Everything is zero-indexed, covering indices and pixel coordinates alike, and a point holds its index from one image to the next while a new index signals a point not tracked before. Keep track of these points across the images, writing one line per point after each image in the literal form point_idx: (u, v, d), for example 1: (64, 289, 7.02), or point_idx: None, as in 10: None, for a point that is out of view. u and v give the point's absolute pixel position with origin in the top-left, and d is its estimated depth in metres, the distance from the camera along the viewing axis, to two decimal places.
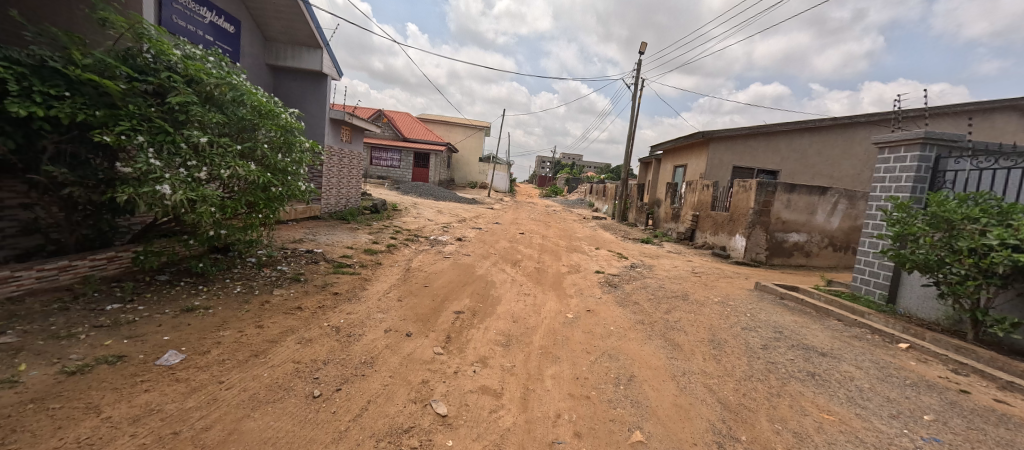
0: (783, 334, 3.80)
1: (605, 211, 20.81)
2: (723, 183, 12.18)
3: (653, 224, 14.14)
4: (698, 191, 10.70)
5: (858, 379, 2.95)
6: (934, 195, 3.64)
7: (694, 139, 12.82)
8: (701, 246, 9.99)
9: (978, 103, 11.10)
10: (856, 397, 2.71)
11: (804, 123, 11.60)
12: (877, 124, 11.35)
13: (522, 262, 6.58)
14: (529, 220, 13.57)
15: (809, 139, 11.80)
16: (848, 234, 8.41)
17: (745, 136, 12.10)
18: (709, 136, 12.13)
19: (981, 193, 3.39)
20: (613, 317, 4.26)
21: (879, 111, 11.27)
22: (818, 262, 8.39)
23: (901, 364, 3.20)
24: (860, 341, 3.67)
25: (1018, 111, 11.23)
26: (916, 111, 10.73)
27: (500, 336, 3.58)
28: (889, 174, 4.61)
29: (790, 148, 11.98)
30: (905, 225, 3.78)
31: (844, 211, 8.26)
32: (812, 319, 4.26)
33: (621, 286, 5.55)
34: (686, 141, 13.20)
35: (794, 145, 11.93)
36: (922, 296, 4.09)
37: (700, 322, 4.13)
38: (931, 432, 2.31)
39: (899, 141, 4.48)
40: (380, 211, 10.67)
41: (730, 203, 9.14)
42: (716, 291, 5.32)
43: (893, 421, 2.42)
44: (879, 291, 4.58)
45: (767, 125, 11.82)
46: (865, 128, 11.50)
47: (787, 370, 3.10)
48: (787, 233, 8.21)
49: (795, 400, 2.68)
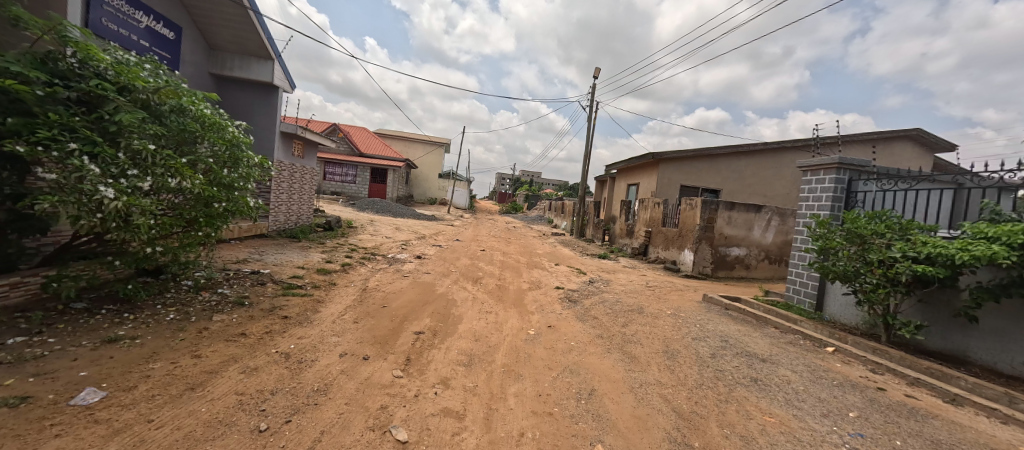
0: (729, 342, 4.08)
1: (564, 226, 21.33)
2: (671, 202, 13.00)
3: (610, 240, 14.68)
4: (649, 208, 11.30)
5: (795, 382, 3.21)
6: (847, 212, 4.13)
7: (645, 160, 13.65)
8: (654, 261, 10.52)
9: (879, 133, 12.79)
10: (792, 399, 2.95)
11: (740, 147, 12.74)
12: (802, 149, 12.69)
13: (483, 279, 6.55)
14: (489, 236, 13.58)
15: (745, 161, 12.96)
16: (780, 248, 9.25)
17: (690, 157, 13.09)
18: (658, 157, 12.98)
19: (885, 211, 3.88)
20: (574, 332, 4.33)
21: (803, 138, 12.62)
22: (757, 274, 9.11)
23: (828, 366, 3.54)
24: (794, 346, 4.02)
25: (910, 140, 13.11)
26: (832, 139, 12.15)
27: (462, 355, 3.52)
28: (812, 194, 5.15)
29: (729, 169, 13.08)
30: (826, 239, 4.24)
31: (777, 227, 9.08)
32: (753, 328, 4.60)
33: (580, 301, 5.67)
34: (638, 161, 14.02)
35: (732, 167, 13.04)
36: (844, 303, 4.56)
37: (655, 334, 4.31)
38: (856, 427, 2.60)
39: (818, 165, 5.03)
40: (334, 228, 10.20)
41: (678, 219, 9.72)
42: (668, 304, 5.59)
43: (825, 420, 2.68)
44: (808, 300, 5.04)
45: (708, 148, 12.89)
46: (792, 153, 12.80)
47: (733, 376, 3.31)
48: (729, 247, 8.86)
49: (741, 405, 2.87)
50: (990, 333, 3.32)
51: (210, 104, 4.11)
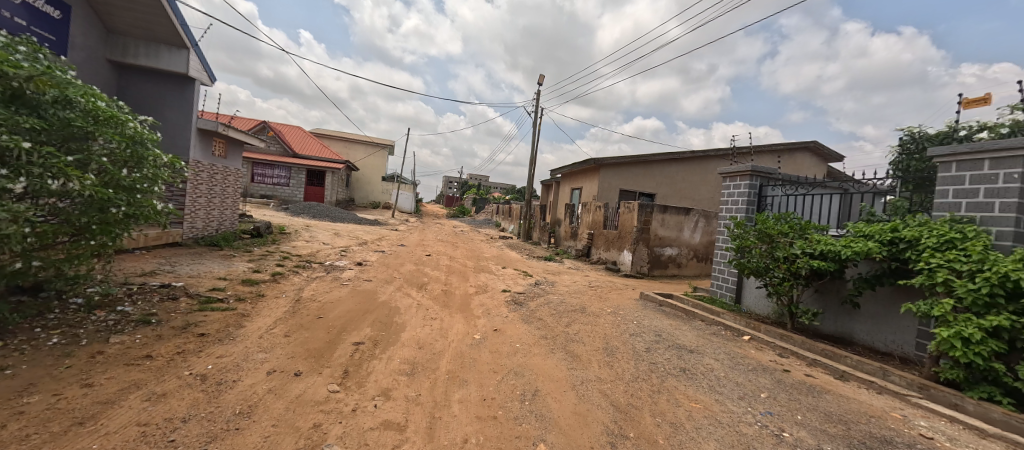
0: (662, 336, 4.39)
1: (511, 230, 21.57)
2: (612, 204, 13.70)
3: (555, 242, 15.11)
4: (591, 211, 11.82)
5: (717, 370, 3.53)
6: (759, 215, 4.64)
7: (588, 165, 14.28)
8: (597, 262, 11.01)
9: (785, 144, 14.54)
10: (715, 385, 3.25)
11: (672, 155, 13.80)
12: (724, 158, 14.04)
13: (428, 285, 6.41)
14: (436, 241, 13.34)
15: (676, 167, 14.04)
16: (707, 247, 10.14)
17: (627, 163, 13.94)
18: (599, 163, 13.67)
19: (789, 213, 4.42)
20: (519, 334, 4.39)
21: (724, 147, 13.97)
22: (687, 272, 9.90)
23: (745, 353, 3.94)
24: (716, 337, 4.43)
25: (809, 151, 15.06)
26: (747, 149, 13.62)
27: (405, 364, 3.42)
28: (730, 198, 5.72)
29: (662, 175, 14.11)
30: (742, 238, 4.74)
31: (703, 228, 9.94)
32: (683, 321, 4.98)
33: (526, 303, 5.76)
34: (581, 166, 14.63)
35: (665, 172, 14.07)
36: (758, 296, 5.09)
37: (596, 333, 4.51)
38: (765, 406, 2.92)
39: (735, 172, 5.60)
40: (263, 234, 9.40)
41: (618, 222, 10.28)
42: (608, 303, 5.88)
43: (741, 402, 2.98)
44: (729, 294, 5.57)
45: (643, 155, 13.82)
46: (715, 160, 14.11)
47: (665, 368, 3.56)
48: (662, 247, 9.52)
49: (671, 394, 3.09)
50: (868, 317, 3.88)
51: (105, 94, 3.59)
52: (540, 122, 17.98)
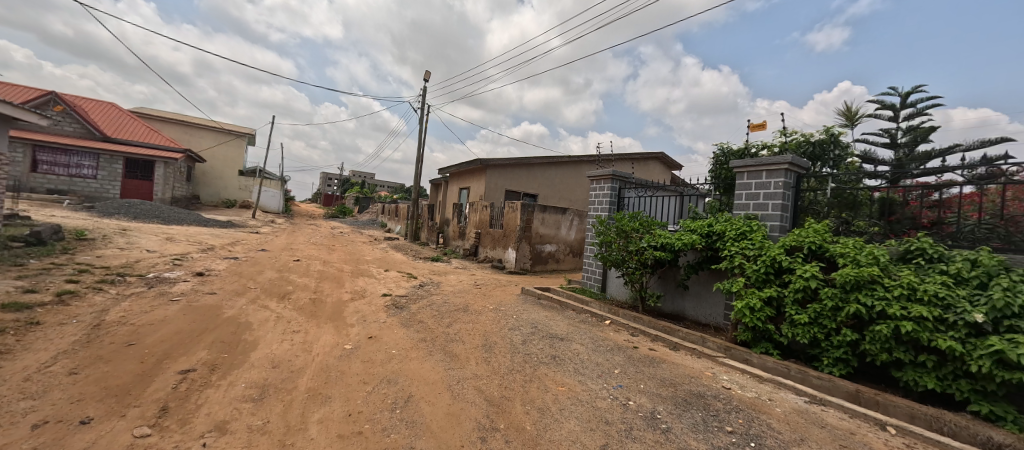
0: (537, 327, 4.68)
1: (398, 230, 20.63)
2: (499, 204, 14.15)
3: (444, 242, 14.98)
4: (478, 210, 12.05)
5: (582, 353, 3.91)
6: (618, 214, 5.33)
7: (474, 166, 14.57)
8: (484, 260, 11.28)
9: (641, 154, 17.07)
10: (579, 367, 3.58)
11: (552, 159, 14.97)
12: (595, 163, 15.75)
13: (293, 294, 5.67)
14: (308, 244, 11.93)
15: (556, 171, 15.27)
16: (581, 243, 11.25)
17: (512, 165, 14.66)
18: (486, 164, 14.09)
19: (640, 212, 5.16)
20: (395, 340, 4.18)
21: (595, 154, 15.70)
22: (565, 266, 10.83)
23: (605, 335, 4.46)
24: (584, 323, 4.92)
25: (658, 161, 17.95)
26: (613, 157, 15.56)
27: (252, 388, 2.94)
28: (597, 199, 6.41)
29: (544, 177, 15.14)
30: (605, 234, 5.38)
31: (578, 226, 11.01)
32: (557, 312, 5.42)
33: (408, 306, 5.55)
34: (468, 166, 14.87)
35: (547, 175, 15.18)
36: (618, 284, 5.84)
37: (475, 330, 4.57)
38: (617, 381, 3.34)
39: (600, 176, 6.30)
40: (48, 242, 7.09)
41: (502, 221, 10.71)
42: (491, 300, 6.03)
43: (599, 380, 3.35)
44: (597, 284, 6.25)
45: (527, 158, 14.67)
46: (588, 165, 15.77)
47: (537, 357, 3.80)
48: (543, 244, 10.25)
49: (541, 381, 3.30)
50: (694, 296, 4.77)
51: None
52: (427, 120, 17.59)
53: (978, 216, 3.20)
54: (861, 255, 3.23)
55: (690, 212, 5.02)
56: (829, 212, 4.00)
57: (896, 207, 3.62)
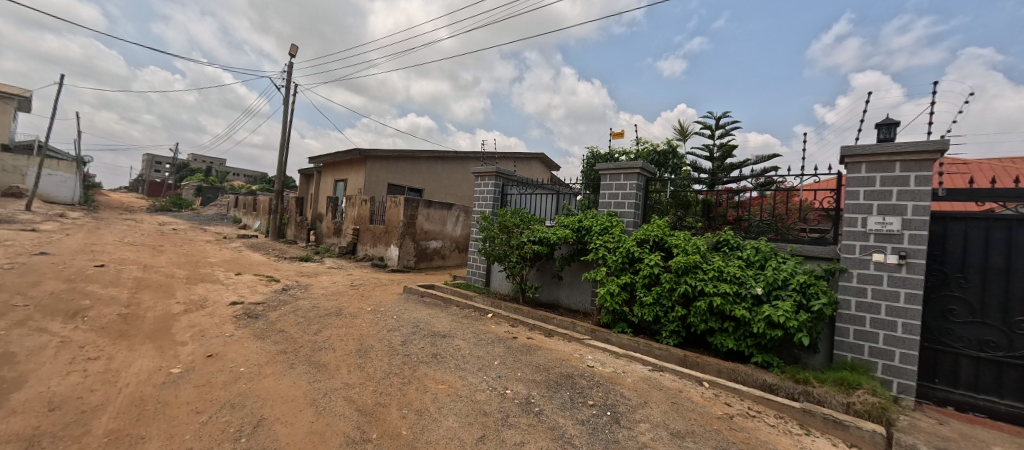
0: (419, 326, 4.55)
1: (258, 227, 17.72)
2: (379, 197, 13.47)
3: (316, 240, 13.45)
4: (356, 205, 11.18)
5: (463, 348, 3.94)
6: (501, 210, 5.53)
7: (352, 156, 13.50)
8: (363, 259, 10.51)
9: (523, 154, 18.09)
10: (459, 363, 3.59)
11: (438, 154, 14.76)
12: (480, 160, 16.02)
13: (91, 310, 4.35)
14: (123, 245, 9.34)
15: (442, 166, 15.10)
16: (466, 239, 11.37)
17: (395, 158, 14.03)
18: (365, 155, 13.22)
19: (521, 208, 5.44)
20: (245, 355, 3.56)
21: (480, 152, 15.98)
22: (451, 262, 10.83)
23: (487, 329, 4.58)
24: (467, 318, 4.98)
25: (539, 161, 19.25)
26: (497, 154, 16.10)
27: (9, 444, 2.13)
28: (481, 195, 6.53)
29: (430, 172, 14.84)
30: (489, 230, 5.54)
31: (463, 222, 11.11)
32: (440, 309, 5.38)
33: (265, 315, 4.80)
34: (344, 156, 13.69)
35: (433, 170, 14.90)
36: (500, 278, 6.07)
37: (349, 335, 4.20)
38: (496, 371, 3.46)
39: (484, 173, 6.43)
40: None
41: (384, 217, 10.15)
42: (369, 301, 5.64)
43: (479, 372, 3.41)
44: (480, 279, 6.39)
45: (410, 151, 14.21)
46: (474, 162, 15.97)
47: (417, 357, 3.69)
48: (428, 240, 10.06)
49: (420, 381, 3.20)
50: (567, 286, 5.25)
51: None
52: (294, 102, 15.44)
53: (762, 214, 4.20)
54: (689, 245, 3.96)
55: (564, 210, 5.50)
56: (669, 210, 4.80)
57: (713, 207, 4.49)
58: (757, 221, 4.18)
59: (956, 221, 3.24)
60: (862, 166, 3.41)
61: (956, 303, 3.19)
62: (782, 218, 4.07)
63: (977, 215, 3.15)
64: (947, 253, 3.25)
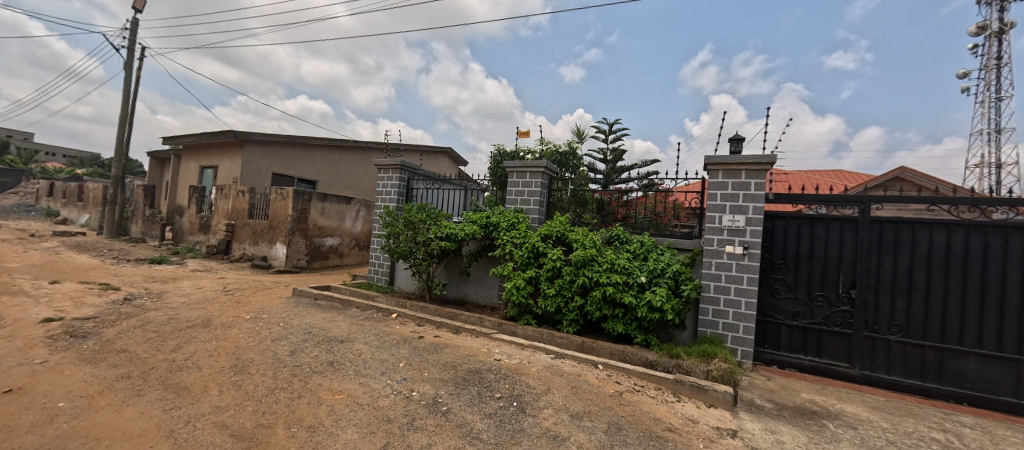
0: (312, 333, 4.12)
1: (86, 222, 13.98)
2: (256, 189, 12.02)
3: (174, 238, 11.20)
4: (231, 198, 9.64)
5: (364, 353, 3.69)
6: (405, 205, 5.28)
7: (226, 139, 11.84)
8: (239, 259, 9.10)
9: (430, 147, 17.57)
10: (360, 369, 3.35)
11: (334, 142, 13.47)
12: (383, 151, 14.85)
13: None
14: None
15: (339, 155, 13.82)
16: (368, 236, 10.61)
17: (282, 144, 12.59)
18: (242, 138, 11.72)
19: (427, 204, 5.28)
20: (66, 386, 2.78)
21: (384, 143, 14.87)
22: (350, 261, 10.02)
23: (391, 330, 4.37)
24: (368, 320, 4.68)
25: (447, 156, 18.87)
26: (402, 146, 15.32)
27: None
28: (385, 189, 6.15)
29: (324, 161, 13.48)
30: (393, 226, 5.26)
31: (364, 217, 10.35)
32: (337, 312, 4.97)
33: (97, 332, 3.83)
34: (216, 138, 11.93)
35: (328, 159, 13.57)
36: (405, 276, 5.83)
37: (221, 349, 3.59)
38: (401, 374, 3.32)
39: (388, 165, 6.08)
40: None
41: (268, 211, 8.95)
42: (248, 308, 4.91)
43: (382, 377, 3.23)
44: (384, 278, 6.05)
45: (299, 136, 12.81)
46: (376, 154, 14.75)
47: (310, 367, 3.33)
48: (323, 237, 9.16)
49: (313, 394, 2.89)
50: (475, 281, 5.29)
51: None
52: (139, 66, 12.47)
53: (645, 212, 4.79)
54: (586, 240, 4.30)
55: (472, 205, 5.49)
56: (569, 208, 5.17)
57: (606, 205, 4.97)
58: (641, 219, 4.75)
59: (780, 219, 4.15)
60: (719, 173, 4.13)
61: (779, 283, 4.10)
62: (661, 216, 4.70)
63: (793, 215, 4.08)
64: (774, 245, 4.14)
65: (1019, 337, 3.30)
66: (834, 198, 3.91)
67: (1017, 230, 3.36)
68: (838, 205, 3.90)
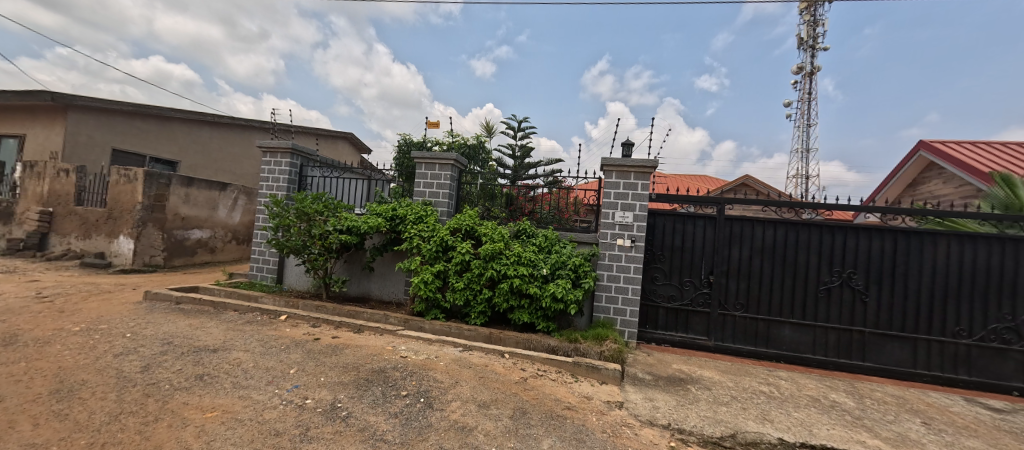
0: (172, 343, 3.46)
1: None
2: (90, 171, 9.89)
3: None
4: (48, 179, 7.56)
5: (245, 362, 3.23)
6: (297, 194, 4.74)
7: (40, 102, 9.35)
8: (61, 256, 7.19)
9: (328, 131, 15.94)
10: (239, 380, 2.92)
11: (201, 115, 11.33)
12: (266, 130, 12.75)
13: None
14: None
15: (208, 132, 11.68)
16: (249, 228, 9.17)
17: (125, 114, 10.28)
18: (63, 102, 9.34)
19: (324, 194, 4.81)
20: None
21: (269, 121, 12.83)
22: (225, 257, 8.60)
23: (279, 334, 3.91)
24: (249, 325, 4.11)
25: (348, 141, 17.32)
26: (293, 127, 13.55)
27: None
28: (271, 175, 5.41)
29: (189, 138, 11.32)
30: (281, 217, 4.68)
31: (244, 207, 8.93)
32: (209, 317, 4.26)
33: None
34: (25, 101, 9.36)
35: (192, 136, 11.39)
36: (297, 273, 5.25)
37: (32, 372, 2.78)
38: (292, 381, 2.99)
39: (276, 147, 5.34)
40: None
41: (107, 196, 7.20)
42: (77, 318, 3.91)
43: (268, 387, 2.87)
44: (270, 275, 5.36)
45: (150, 105, 10.63)
46: (259, 133, 12.67)
47: (171, 384, 2.78)
48: (187, 230, 7.70)
49: (176, 415, 2.42)
50: (379, 277, 5.02)
51: None
52: None
53: (549, 207, 5.09)
54: (495, 234, 4.40)
55: (376, 196, 5.16)
56: (478, 201, 5.23)
57: (514, 200, 5.15)
58: (546, 214, 5.04)
59: (660, 216, 4.79)
60: (613, 174, 4.59)
61: (658, 271, 4.75)
62: (564, 211, 5.04)
63: (670, 213, 4.75)
64: (655, 238, 4.77)
65: (814, 308, 4.40)
66: (700, 199, 4.66)
67: (815, 227, 4.46)
68: (703, 205, 4.67)
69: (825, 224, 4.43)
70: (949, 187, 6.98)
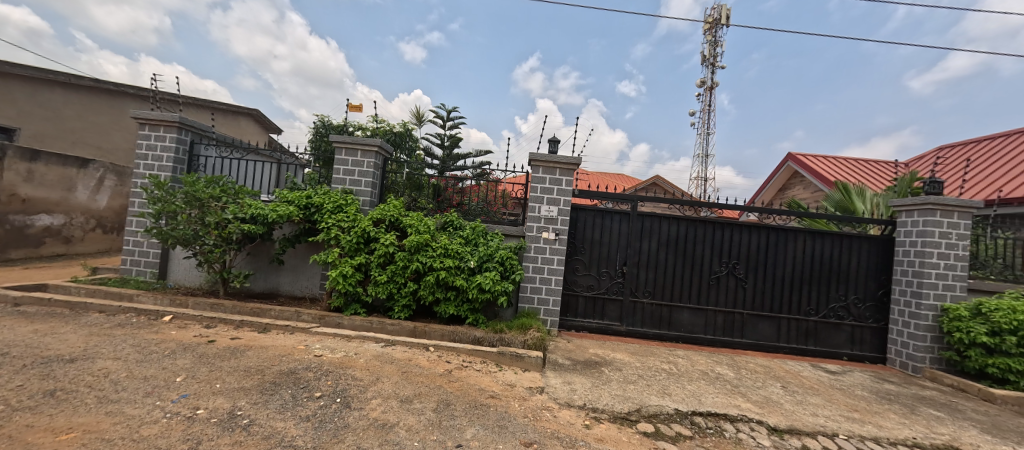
0: (8, 354, 2.80)
1: None
2: None
3: None
4: None
5: (114, 372, 2.74)
6: (187, 176, 4.10)
7: None
8: None
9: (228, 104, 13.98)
10: (108, 394, 2.47)
11: (48, 73, 9.38)
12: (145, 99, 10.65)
13: None
14: None
15: (63, 96, 9.72)
16: (119, 214, 7.71)
17: None
18: None
19: (221, 177, 4.24)
20: None
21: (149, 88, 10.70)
22: (86, 249, 7.13)
23: (162, 338, 3.38)
24: (121, 329, 3.48)
25: (253, 118, 15.34)
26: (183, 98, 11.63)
27: None
28: (151, 152, 4.60)
29: (33, 101, 9.41)
30: (165, 203, 4.02)
31: (112, 188, 7.46)
32: (63, 321, 3.52)
33: None
34: None
35: (38, 100, 9.48)
36: (186, 268, 4.58)
37: None
38: (180, 391, 2.61)
39: (158, 120, 4.54)
40: None
41: None
42: None
43: (147, 399, 2.48)
44: (150, 270, 4.58)
45: None
46: (133, 101, 10.50)
47: (8, 403, 2.25)
48: (29, 215, 6.22)
49: (15, 441, 1.96)
50: (290, 271, 4.60)
51: None
52: None
53: (477, 199, 5.09)
54: (421, 225, 4.29)
55: (287, 182, 4.68)
56: (404, 191, 5.05)
57: (442, 191, 5.07)
58: (474, 206, 5.04)
59: (582, 211, 5.07)
60: (540, 169, 4.75)
61: (579, 263, 5.05)
62: (492, 204, 5.08)
63: (591, 208, 5.06)
64: (577, 232, 5.05)
65: (706, 294, 5.07)
66: (617, 196, 5.04)
67: (709, 224, 5.11)
68: (619, 202, 5.06)
69: (717, 221, 5.10)
70: (807, 192, 8.52)
